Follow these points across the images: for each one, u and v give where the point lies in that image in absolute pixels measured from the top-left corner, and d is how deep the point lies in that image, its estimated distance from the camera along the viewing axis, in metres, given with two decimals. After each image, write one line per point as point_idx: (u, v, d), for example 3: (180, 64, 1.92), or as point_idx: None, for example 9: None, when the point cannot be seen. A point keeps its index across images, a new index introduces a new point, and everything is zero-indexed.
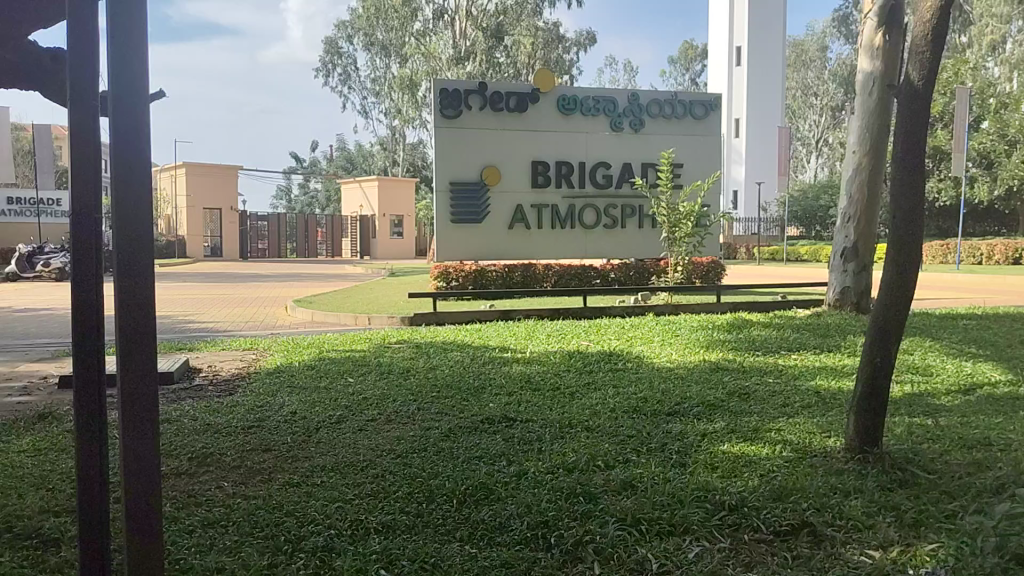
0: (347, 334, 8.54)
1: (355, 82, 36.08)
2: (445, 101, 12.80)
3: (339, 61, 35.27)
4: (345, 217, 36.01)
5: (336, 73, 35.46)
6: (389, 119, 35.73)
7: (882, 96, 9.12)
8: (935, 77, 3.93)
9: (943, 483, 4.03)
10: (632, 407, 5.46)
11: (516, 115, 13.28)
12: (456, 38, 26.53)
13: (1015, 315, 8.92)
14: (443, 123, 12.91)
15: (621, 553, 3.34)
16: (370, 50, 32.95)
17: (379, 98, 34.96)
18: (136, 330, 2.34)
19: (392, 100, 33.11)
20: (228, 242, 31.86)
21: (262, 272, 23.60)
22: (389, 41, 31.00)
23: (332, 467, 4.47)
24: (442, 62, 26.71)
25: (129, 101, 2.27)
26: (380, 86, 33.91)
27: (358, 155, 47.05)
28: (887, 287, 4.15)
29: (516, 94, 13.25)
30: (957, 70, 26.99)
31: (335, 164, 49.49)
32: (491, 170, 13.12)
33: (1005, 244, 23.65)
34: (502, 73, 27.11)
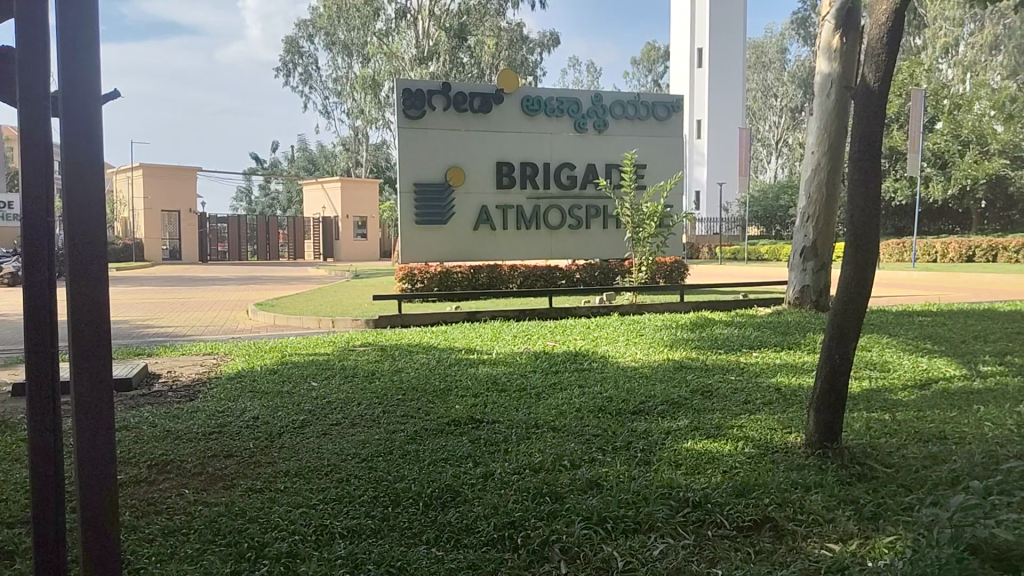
0: (310, 337, 8.45)
1: (316, 82, 35.81)
2: (409, 101, 12.72)
3: (300, 60, 34.91)
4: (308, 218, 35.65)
5: (297, 72, 35.11)
6: (352, 120, 35.57)
7: (840, 97, 9.29)
8: (890, 79, 4.01)
9: (900, 477, 4.12)
10: (598, 407, 5.48)
11: (481, 116, 13.27)
12: (419, 38, 26.50)
13: (966, 311, 9.16)
14: (407, 123, 12.84)
15: (588, 553, 3.35)
16: (331, 49, 32.71)
17: (342, 98, 34.74)
18: (90, 332, 2.27)
19: (354, 100, 32.93)
20: (187, 244, 31.26)
21: (222, 275, 23.24)
22: (351, 40, 30.74)
23: (295, 472, 4.41)
24: (404, 62, 26.90)
25: (82, 100, 2.20)
26: (342, 86, 33.71)
27: (321, 156, 46.70)
28: (845, 285, 4.22)
29: (481, 95, 13.22)
30: (911, 72, 27.70)
31: (297, 165, 49.02)
32: (456, 170, 13.08)
33: (959, 242, 24.36)
34: (466, 73, 27.16)
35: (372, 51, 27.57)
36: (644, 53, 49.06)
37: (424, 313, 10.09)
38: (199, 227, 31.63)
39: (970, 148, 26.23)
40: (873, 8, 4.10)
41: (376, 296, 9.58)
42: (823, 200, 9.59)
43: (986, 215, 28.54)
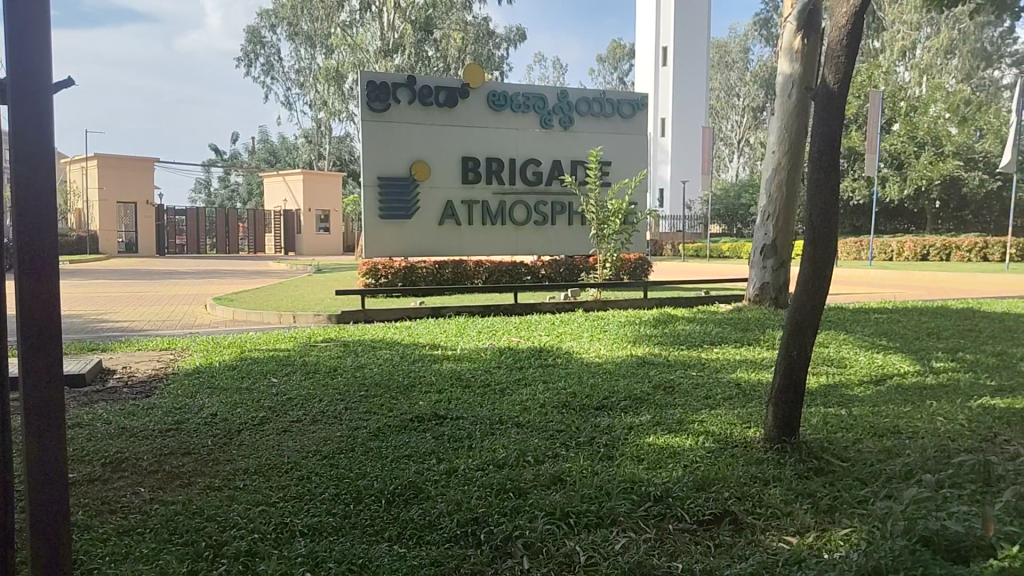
0: (270, 332, 8.31)
1: (279, 73, 35.29)
2: (373, 93, 12.58)
3: (262, 50, 34.41)
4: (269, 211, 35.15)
5: (259, 62, 34.59)
6: (315, 112, 35.19)
7: (800, 98, 9.45)
8: (849, 80, 4.08)
9: (855, 471, 4.21)
10: (562, 402, 5.50)
11: (446, 110, 13.20)
12: (384, 31, 26.11)
13: (920, 308, 9.39)
14: (371, 116, 12.70)
15: (550, 547, 3.35)
16: (294, 40, 32.29)
17: (304, 89, 34.31)
18: (38, 327, 2.19)
19: (317, 92, 32.54)
20: (144, 237, 30.51)
21: (180, 269, 22.81)
22: (313, 31, 30.27)
23: (255, 469, 4.33)
24: (369, 53, 26.75)
25: (34, 91, 2.13)
26: (305, 77, 33.32)
27: (283, 148, 46.13)
28: (803, 282, 4.28)
29: (447, 88, 13.16)
30: (870, 74, 28.33)
31: (258, 157, 48.27)
32: (421, 165, 12.99)
33: (914, 241, 25.06)
34: (431, 67, 27.01)
35: (337, 43, 27.25)
36: (610, 50, 49.31)
37: (388, 308, 9.98)
38: (157, 219, 30.90)
39: (926, 150, 26.91)
40: (834, 9, 4.17)
41: (338, 291, 9.47)
42: (783, 200, 9.75)
43: (940, 215, 29.35)
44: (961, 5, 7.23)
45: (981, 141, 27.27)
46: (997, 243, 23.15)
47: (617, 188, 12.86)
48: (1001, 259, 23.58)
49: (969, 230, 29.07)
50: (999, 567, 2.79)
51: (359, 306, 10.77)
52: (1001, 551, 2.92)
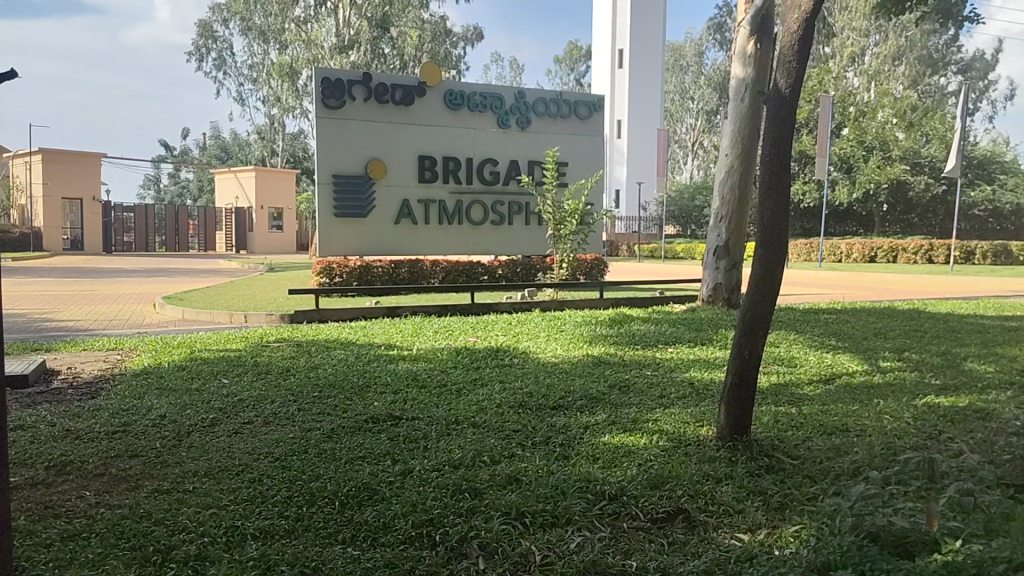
0: (221, 333, 8.15)
1: (230, 68, 34.79)
2: (328, 90, 12.44)
3: (214, 45, 33.88)
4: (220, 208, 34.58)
5: (210, 57, 34.06)
6: (268, 108, 34.85)
7: (753, 102, 9.59)
8: (800, 85, 4.15)
9: (805, 468, 4.28)
10: (518, 402, 5.49)
11: (403, 109, 13.12)
12: (339, 27, 25.89)
13: (867, 309, 9.64)
14: (327, 113, 12.56)
15: (506, 547, 3.33)
16: (246, 35, 31.90)
17: (258, 86, 33.96)
18: None
19: (270, 88, 32.12)
20: (90, 234, 29.71)
21: (128, 267, 22.33)
22: (266, 26, 29.98)
23: (204, 472, 4.23)
24: (324, 50, 26.70)
25: None
26: (257, 73, 32.99)
27: (234, 144, 45.45)
28: (754, 282, 4.33)
29: (402, 86, 13.07)
30: (821, 79, 28.96)
31: (208, 153, 47.52)
32: (378, 163, 12.89)
33: (862, 243, 25.70)
34: (387, 64, 26.89)
35: (291, 38, 26.88)
36: (567, 51, 49.62)
37: (341, 307, 9.87)
38: (103, 217, 30.09)
39: (874, 154, 27.66)
40: (785, 14, 4.22)
41: (291, 290, 9.34)
42: (735, 201, 9.88)
43: (887, 218, 30.13)
44: (906, 12, 7.38)
45: (926, 146, 27.94)
46: (942, 245, 23.70)
47: (573, 189, 12.88)
48: (945, 261, 24.24)
49: (914, 233, 29.84)
50: (943, 561, 2.86)
51: (312, 305, 10.66)
52: (944, 546, 3.00)
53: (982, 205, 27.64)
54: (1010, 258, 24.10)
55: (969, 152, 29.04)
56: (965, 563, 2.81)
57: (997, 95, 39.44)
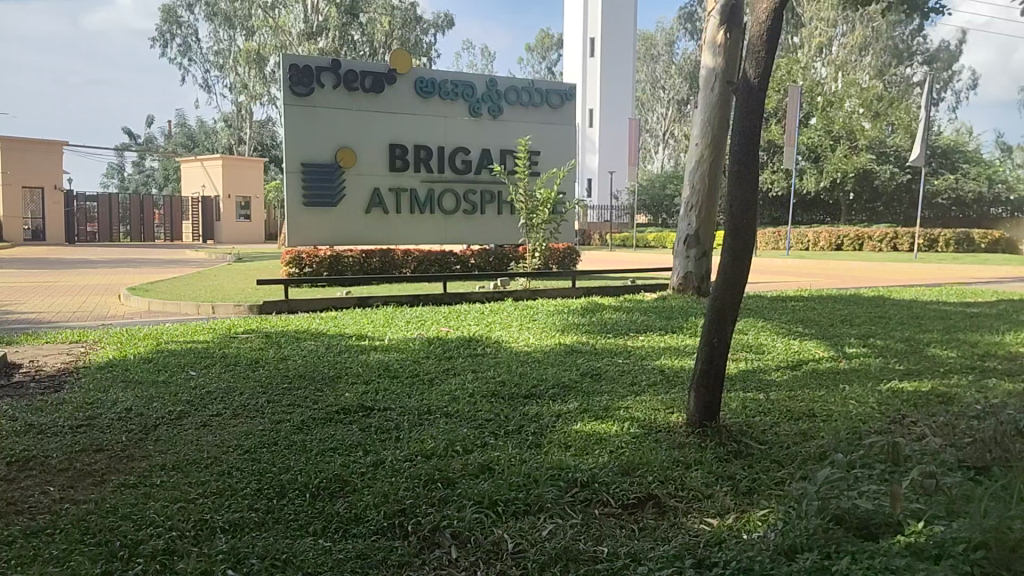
0: (189, 324, 8.03)
1: (196, 54, 34.28)
2: (295, 77, 12.30)
3: (179, 30, 33.30)
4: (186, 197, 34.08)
5: (176, 43, 33.50)
6: (235, 95, 34.49)
7: (723, 91, 9.68)
8: (768, 76, 4.19)
9: (772, 453, 4.34)
10: (491, 391, 5.49)
11: (372, 96, 13.02)
12: (307, 13, 25.61)
13: (833, 297, 9.79)
14: (294, 99, 12.40)
15: (478, 536, 3.34)
16: (212, 21, 31.38)
17: (224, 72, 33.56)
18: None
19: (237, 75, 31.61)
20: (52, 223, 28.93)
21: (90, 257, 21.85)
22: (233, 12, 29.60)
23: (172, 465, 4.17)
24: (292, 36, 26.20)
25: None
26: (224, 59, 32.54)
27: (202, 132, 44.80)
28: (723, 270, 4.37)
29: (372, 73, 12.98)
30: (789, 69, 29.24)
31: (174, 141, 46.77)
32: (346, 151, 12.76)
33: (829, 232, 26.16)
34: (358, 51, 26.88)
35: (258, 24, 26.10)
36: (539, 40, 49.65)
37: (312, 298, 9.77)
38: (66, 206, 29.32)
39: (841, 143, 28.12)
40: (754, 5, 4.26)
41: (260, 281, 9.23)
42: (705, 190, 9.96)
43: (853, 206, 30.50)
44: (873, 4, 7.52)
45: (892, 135, 28.68)
46: (906, 232, 24.37)
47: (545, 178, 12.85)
48: (909, 249, 24.93)
49: (880, 221, 30.16)
50: (906, 543, 2.91)
51: (282, 296, 10.53)
52: (908, 528, 3.06)
53: (945, 193, 28.10)
54: (971, 245, 24.82)
55: (934, 142, 29.42)
56: (926, 544, 2.86)
57: (959, 86, 40.10)
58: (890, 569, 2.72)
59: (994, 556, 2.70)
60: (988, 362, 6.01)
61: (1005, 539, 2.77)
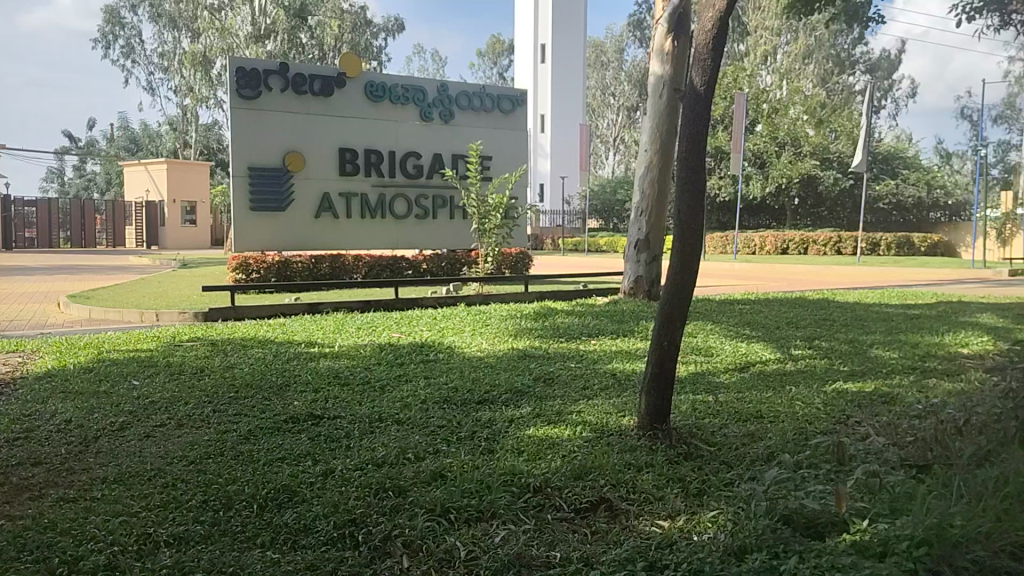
0: (130, 332, 7.85)
1: (140, 56, 33.64)
2: (243, 80, 12.15)
3: (122, 32, 32.68)
4: (130, 201, 33.30)
5: (118, 44, 32.86)
6: (180, 98, 33.95)
7: (671, 98, 9.81)
8: (714, 83, 4.25)
9: (721, 454, 4.40)
10: (443, 397, 5.46)
11: (322, 99, 12.92)
12: (255, 15, 25.55)
13: (777, 300, 9.99)
14: (242, 103, 12.24)
15: (430, 544, 3.30)
16: (156, 22, 30.86)
17: (169, 74, 33.01)
18: None
19: (182, 77, 31.10)
20: None
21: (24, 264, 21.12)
22: (177, 13, 29.24)
23: (113, 478, 4.05)
24: (240, 38, 25.50)
25: None
26: (168, 61, 32.07)
27: (144, 136, 43.88)
28: (673, 274, 4.40)
29: (321, 77, 12.88)
30: (735, 76, 29.85)
31: (115, 145, 45.66)
32: (295, 155, 12.62)
33: (774, 237, 26.83)
34: (306, 54, 26.90)
35: (204, 26, 25.65)
36: (490, 45, 49.87)
37: (260, 304, 9.65)
38: (3, 212, 28.24)
39: (786, 149, 28.84)
40: (700, 14, 4.32)
41: (206, 287, 9.06)
42: (655, 196, 10.09)
43: (798, 211, 31.10)
44: (815, 13, 7.87)
45: (835, 142, 29.45)
46: (849, 236, 25.12)
47: (497, 183, 12.84)
48: (852, 252, 25.66)
49: (824, 226, 30.79)
50: (852, 542, 2.93)
51: (227, 302, 10.34)
52: (853, 528, 3.10)
53: (886, 198, 28.84)
54: (911, 249, 25.67)
55: (874, 148, 30.21)
56: (870, 541, 2.88)
57: (899, 94, 41.40)
58: (837, 567, 2.74)
59: (936, 551, 2.71)
60: (929, 363, 6.20)
61: (946, 536, 2.79)
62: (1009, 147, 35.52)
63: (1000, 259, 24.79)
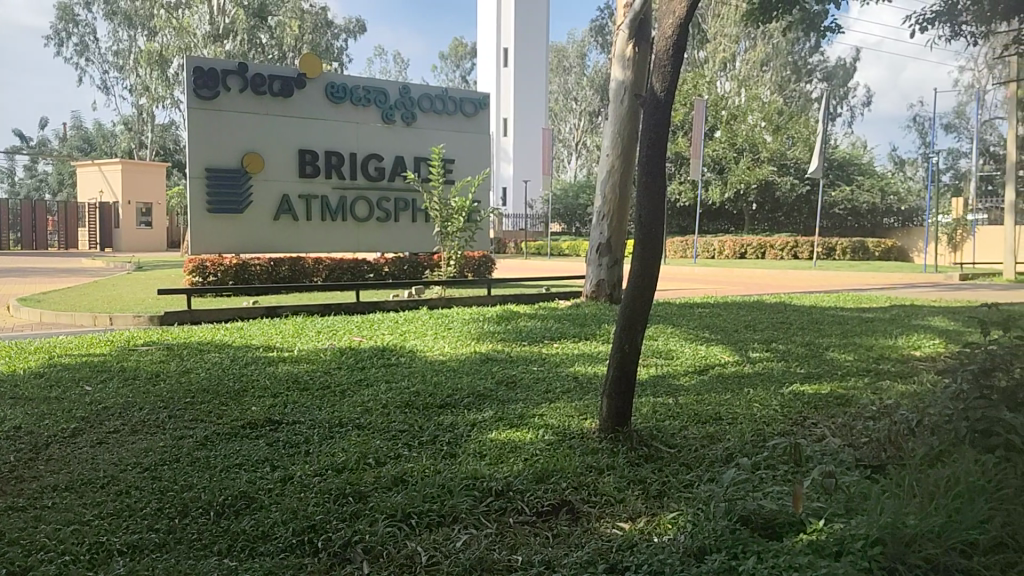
0: (82, 336, 7.66)
1: (94, 54, 32.95)
2: (201, 80, 11.98)
3: (76, 29, 31.96)
4: (82, 203, 32.54)
5: (72, 42, 32.13)
6: (135, 97, 33.30)
7: (632, 104, 9.91)
8: (674, 88, 4.29)
9: (681, 456, 4.44)
10: (405, 402, 5.43)
11: (281, 100, 12.78)
12: (213, 14, 25.23)
13: (736, 303, 10.13)
14: (200, 104, 12.07)
15: (391, 550, 3.27)
16: (112, 20, 30.31)
17: (124, 74, 32.38)
18: None
19: (137, 77, 30.51)
20: None
21: None
22: (133, 12, 28.67)
23: (64, 486, 3.94)
24: (197, 38, 24.88)
25: None
26: (124, 60, 31.44)
27: (97, 136, 42.95)
28: (634, 277, 4.41)
29: (280, 78, 12.75)
30: (695, 83, 30.30)
31: (68, 145, 44.74)
32: (254, 157, 12.47)
33: (733, 241, 27.28)
34: (266, 55, 26.83)
35: (160, 25, 25.22)
36: (453, 48, 49.89)
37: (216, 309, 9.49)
38: None
39: (744, 156, 29.29)
40: (661, 19, 4.34)
41: (161, 290, 8.88)
42: (616, 200, 10.19)
43: (756, 216, 31.65)
44: (773, 21, 8.04)
45: (792, 148, 30.02)
46: (806, 241, 25.66)
47: (460, 186, 12.81)
48: (808, 257, 26.20)
49: (782, 230, 31.44)
50: (809, 541, 2.95)
51: (183, 306, 10.16)
52: (809, 527, 3.14)
53: (842, 204, 29.51)
54: (866, 254, 26.31)
55: (830, 155, 30.90)
56: (826, 541, 2.90)
57: (854, 102, 42.46)
58: (793, 567, 2.76)
59: (890, 550, 2.74)
60: (882, 365, 6.35)
61: (900, 534, 2.82)
62: (959, 154, 36.58)
63: (952, 263, 25.49)
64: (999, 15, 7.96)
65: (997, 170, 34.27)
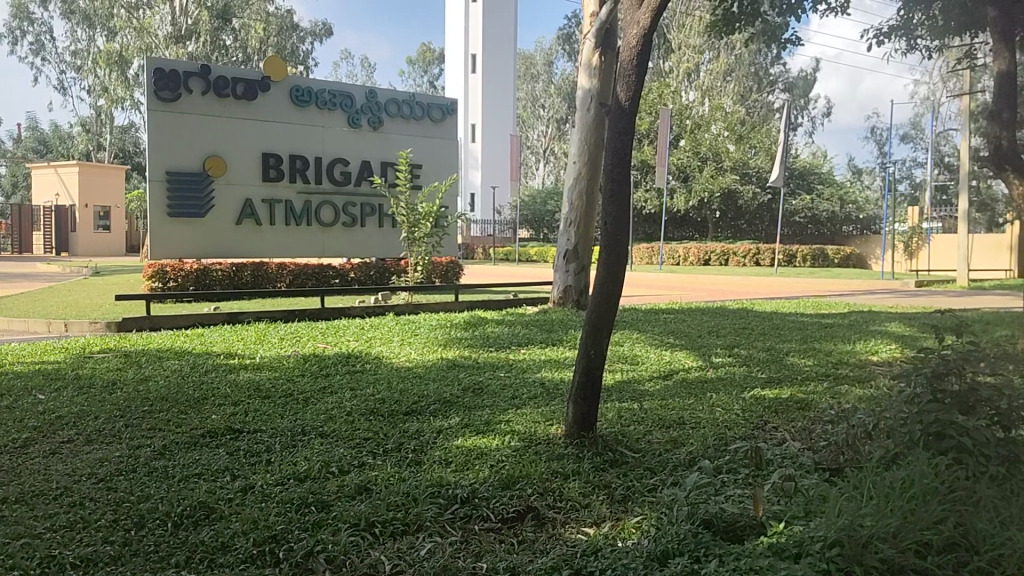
0: (35, 343, 7.46)
1: (50, 53, 32.19)
2: (161, 82, 11.76)
3: (31, 28, 31.14)
4: (37, 205, 31.59)
5: (27, 41, 31.31)
6: (93, 98, 32.55)
7: (598, 113, 9.98)
8: (638, 97, 4.32)
9: (645, 460, 4.49)
10: (370, 409, 5.39)
11: (244, 102, 12.59)
12: (175, 15, 24.89)
13: (700, 309, 10.29)
14: (160, 105, 11.83)
15: (353, 560, 3.24)
16: (69, 19, 29.67)
17: (82, 74, 31.65)
18: None
19: (95, 77, 29.84)
20: None
21: None
22: (91, 11, 28.03)
23: (14, 498, 3.82)
24: (158, 38, 24.53)
25: None
26: (82, 60, 30.73)
27: (53, 137, 41.87)
28: (599, 284, 4.43)
29: (245, 80, 12.58)
30: (660, 92, 30.72)
31: (23, 146, 43.68)
32: (216, 160, 12.27)
33: (697, 248, 27.62)
34: (229, 56, 26.50)
35: (119, 25, 24.77)
36: (420, 54, 49.84)
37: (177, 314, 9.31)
38: None
39: (708, 164, 29.76)
40: (625, 29, 4.38)
41: (119, 296, 8.67)
42: (582, 207, 10.25)
43: (720, 223, 32.10)
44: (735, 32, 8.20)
45: (754, 157, 30.61)
46: (767, 249, 26.18)
47: (428, 191, 12.76)
48: (770, 264, 26.73)
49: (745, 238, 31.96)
50: (769, 543, 3.00)
51: (143, 312, 9.97)
52: (770, 530, 3.19)
53: (802, 212, 30.26)
54: (825, 261, 26.94)
55: (792, 163, 31.38)
56: (786, 544, 2.95)
57: (814, 113, 43.41)
58: (754, 569, 2.81)
59: (848, 552, 2.79)
60: (840, 370, 6.49)
61: (856, 535, 2.88)
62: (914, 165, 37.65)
63: (908, 270, 26.21)
64: (951, 31, 8.18)
65: (951, 180, 35.29)
